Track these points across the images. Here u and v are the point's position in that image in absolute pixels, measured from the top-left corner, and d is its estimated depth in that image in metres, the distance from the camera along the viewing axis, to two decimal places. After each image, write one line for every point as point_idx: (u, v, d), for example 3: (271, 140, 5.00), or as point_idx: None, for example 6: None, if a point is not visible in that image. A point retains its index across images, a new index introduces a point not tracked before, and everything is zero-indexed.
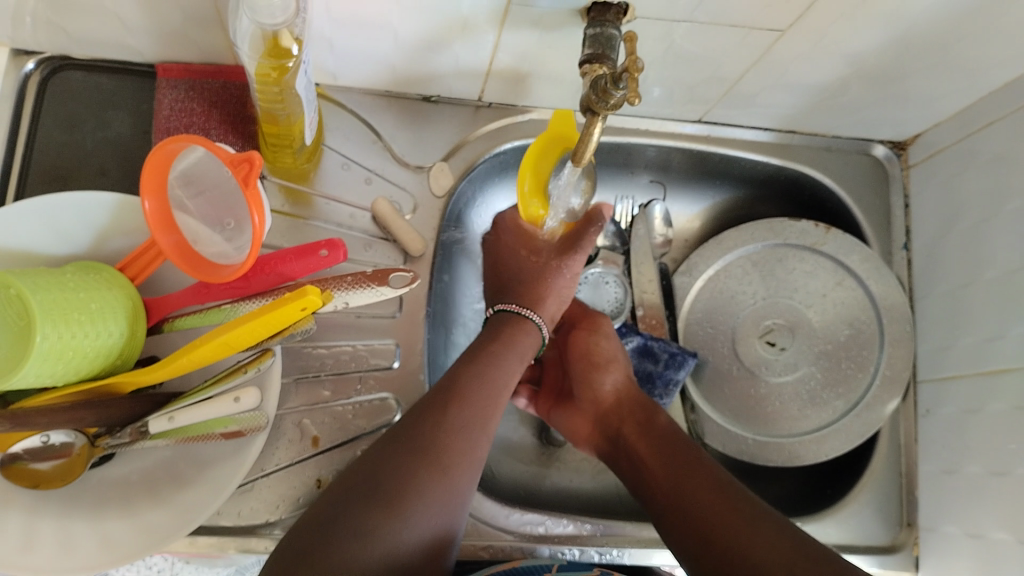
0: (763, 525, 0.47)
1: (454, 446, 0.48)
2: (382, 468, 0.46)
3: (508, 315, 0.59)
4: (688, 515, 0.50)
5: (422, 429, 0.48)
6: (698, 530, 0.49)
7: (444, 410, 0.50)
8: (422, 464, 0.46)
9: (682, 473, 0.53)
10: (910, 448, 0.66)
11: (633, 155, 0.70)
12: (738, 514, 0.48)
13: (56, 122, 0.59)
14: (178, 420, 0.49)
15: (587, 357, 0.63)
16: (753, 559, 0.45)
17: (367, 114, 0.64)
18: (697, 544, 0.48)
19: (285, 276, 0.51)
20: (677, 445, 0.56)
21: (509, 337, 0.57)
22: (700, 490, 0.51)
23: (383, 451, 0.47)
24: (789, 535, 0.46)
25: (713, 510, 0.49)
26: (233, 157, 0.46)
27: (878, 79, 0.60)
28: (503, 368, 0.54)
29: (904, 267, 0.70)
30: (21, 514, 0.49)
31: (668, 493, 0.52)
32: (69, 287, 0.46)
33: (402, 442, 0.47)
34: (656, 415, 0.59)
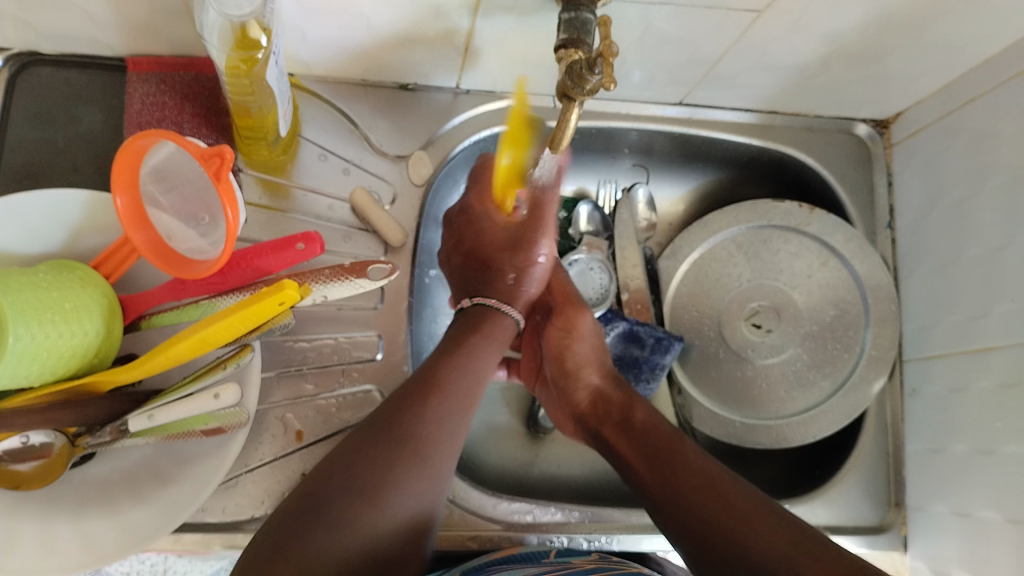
0: (759, 519, 0.45)
1: (435, 436, 0.47)
2: (361, 456, 0.44)
3: (480, 308, 0.57)
4: (682, 512, 0.48)
5: (403, 417, 0.47)
6: (694, 527, 0.47)
7: (425, 400, 0.48)
8: (403, 454, 0.45)
9: (666, 465, 0.52)
10: (897, 428, 0.66)
11: (614, 140, 0.69)
12: (724, 505, 0.47)
13: (25, 118, 0.58)
14: (158, 419, 0.49)
15: (559, 357, 0.62)
16: (748, 554, 0.43)
17: (343, 103, 0.63)
18: (694, 542, 0.47)
19: (262, 271, 0.50)
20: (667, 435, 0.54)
21: (487, 332, 0.56)
22: (690, 486, 0.49)
23: (362, 437, 0.46)
24: (785, 525, 0.44)
25: (706, 507, 0.47)
26: (203, 152, 0.45)
27: (858, 57, 0.59)
28: (482, 364, 0.53)
29: (888, 246, 0.70)
30: (0, 517, 0.49)
31: (659, 488, 0.51)
32: (41, 286, 0.46)
33: (382, 430, 0.46)
34: (635, 408, 0.58)
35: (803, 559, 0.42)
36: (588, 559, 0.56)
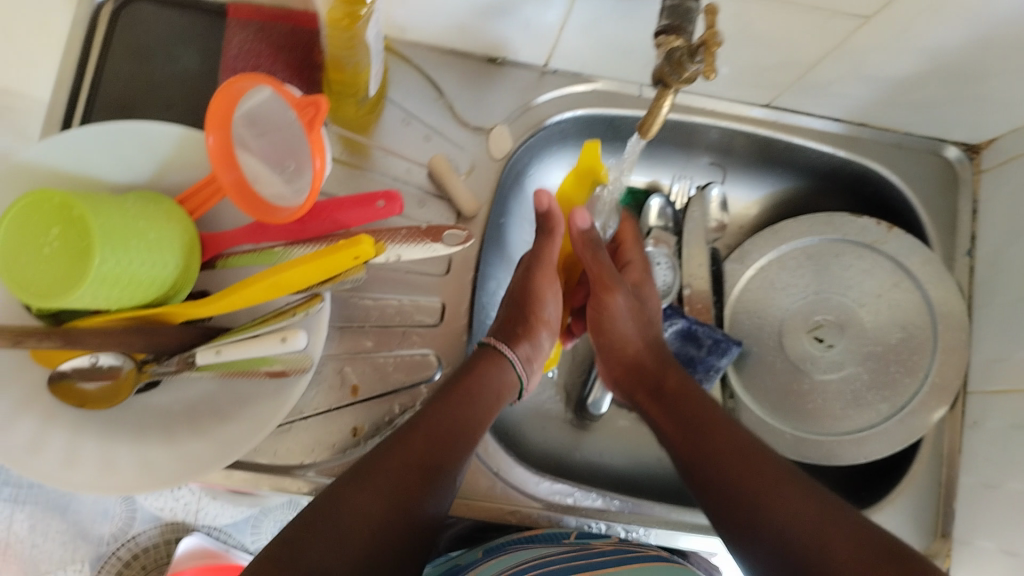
0: (787, 488, 0.48)
1: (417, 483, 0.49)
2: (357, 493, 0.47)
3: (487, 352, 0.58)
4: (713, 477, 0.52)
5: (403, 456, 0.49)
6: (726, 492, 0.50)
7: (409, 445, 0.50)
8: (384, 502, 0.47)
9: (698, 435, 0.54)
10: (952, 459, 0.65)
11: (695, 136, 0.69)
12: (758, 476, 0.50)
13: (125, 51, 0.60)
14: (224, 355, 0.50)
15: (598, 323, 0.63)
16: (778, 523, 0.47)
17: (432, 70, 0.63)
18: (725, 506, 0.50)
19: (339, 225, 0.51)
20: (700, 402, 0.57)
21: (484, 369, 0.57)
22: (722, 452, 0.52)
23: (362, 471, 0.48)
24: (814, 496, 0.48)
25: (734, 474, 0.51)
26: (298, 101, 0.46)
27: (959, 76, 0.58)
28: (479, 404, 0.54)
29: (966, 274, 0.68)
30: (66, 432, 0.51)
31: (693, 453, 0.54)
32: (130, 215, 0.47)
33: (382, 467, 0.48)
34: (667, 372, 0.60)
35: (829, 532, 0.45)
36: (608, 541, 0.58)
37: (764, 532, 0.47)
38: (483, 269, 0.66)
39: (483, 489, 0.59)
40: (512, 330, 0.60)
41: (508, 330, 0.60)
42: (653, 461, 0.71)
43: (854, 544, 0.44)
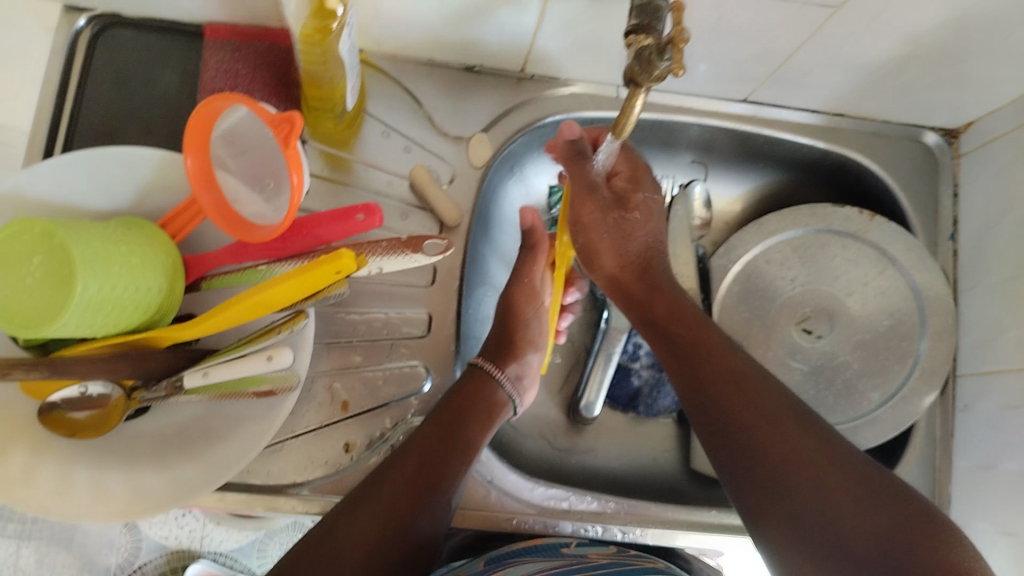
0: (786, 421, 0.48)
1: (409, 504, 0.50)
2: (349, 520, 0.48)
3: (474, 373, 0.58)
4: (713, 412, 0.50)
5: (398, 477, 0.50)
6: (721, 426, 0.50)
7: (405, 465, 0.51)
8: (378, 524, 0.48)
9: (691, 364, 0.53)
10: (946, 443, 0.65)
11: (675, 134, 0.69)
12: (753, 410, 0.49)
13: (102, 78, 0.60)
14: (212, 377, 0.50)
15: (585, 231, 0.59)
16: (777, 460, 0.46)
17: (409, 82, 0.64)
18: (722, 442, 0.49)
19: (321, 240, 0.51)
20: (695, 317, 0.56)
21: (468, 390, 0.57)
22: (718, 378, 0.51)
23: (359, 493, 0.49)
24: (813, 429, 0.47)
25: (730, 406, 0.50)
26: (273, 118, 0.46)
27: (934, 61, 0.58)
28: (468, 423, 0.55)
29: (950, 258, 0.68)
30: (57, 463, 0.51)
31: (689, 389, 0.53)
32: (111, 240, 0.47)
33: (376, 494, 0.49)
34: (655, 295, 0.57)
35: (829, 474, 0.44)
36: (605, 553, 0.57)
37: (759, 469, 0.47)
38: (469, 277, 0.66)
39: (479, 499, 0.59)
40: (499, 347, 0.61)
41: (494, 345, 0.61)
42: (650, 461, 0.70)
43: (859, 485, 0.43)
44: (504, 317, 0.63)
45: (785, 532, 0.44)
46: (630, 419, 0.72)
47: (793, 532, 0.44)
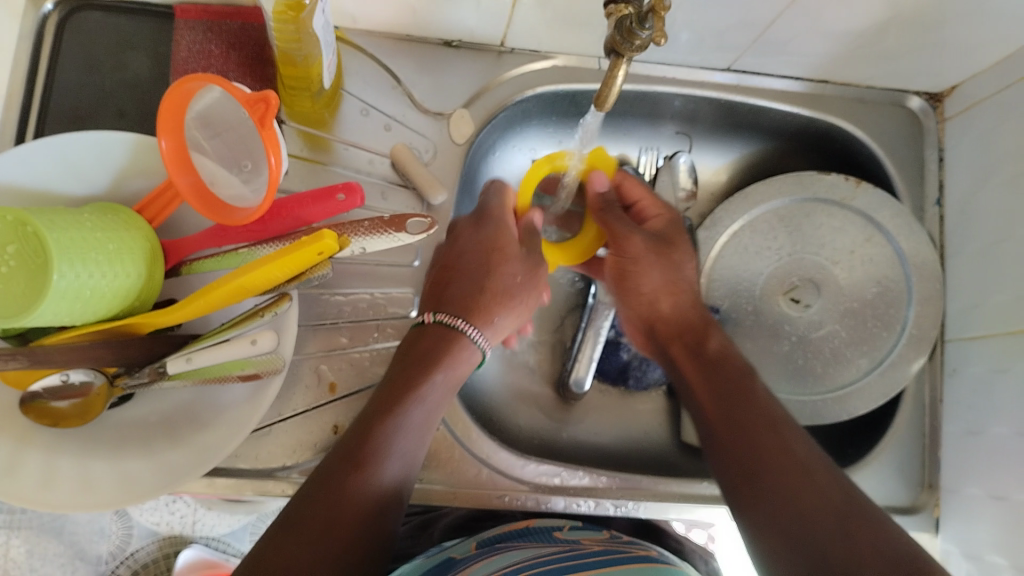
0: (816, 475, 0.46)
1: (350, 517, 0.45)
2: (289, 542, 0.43)
3: (448, 332, 0.53)
4: (741, 452, 0.49)
5: (338, 488, 0.46)
6: (749, 467, 0.48)
7: (346, 473, 0.46)
8: (322, 540, 0.44)
9: (735, 410, 0.51)
10: (935, 409, 0.65)
11: (658, 106, 0.68)
12: (790, 461, 0.47)
13: (72, 62, 0.59)
14: (195, 362, 0.49)
15: (667, 240, 0.61)
16: (804, 507, 0.44)
17: (386, 59, 0.63)
18: (747, 485, 0.47)
19: (302, 221, 0.50)
20: (737, 372, 0.54)
21: (438, 364, 0.52)
22: (755, 427, 0.50)
23: (304, 503, 0.45)
24: (844, 486, 0.45)
25: (761, 450, 0.48)
26: (248, 98, 0.45)
27: (915, 24, 0.58)
28: (418, 415, 0.50)
29: (937, 224, 0.68)
30: (41, 454, 0.50)
31: (722, 429, 0.51)
32: (86, 226, 0.46)
33: (314, 509, 0.45)
34: (707, 333, 0.58)
35: (858, 528, 0.42)
36: (597, 538, 0.57)
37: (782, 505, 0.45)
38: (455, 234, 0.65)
39: (470, 477, 0.58)
40: (485, 302, 0.56)
41: (481, 300, 0.56)
42: (641, 435, 0.70)
43: (882, 547, 0.41)
44: (511, 279, 0.57)
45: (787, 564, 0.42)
46: (620, 393, 0.72)
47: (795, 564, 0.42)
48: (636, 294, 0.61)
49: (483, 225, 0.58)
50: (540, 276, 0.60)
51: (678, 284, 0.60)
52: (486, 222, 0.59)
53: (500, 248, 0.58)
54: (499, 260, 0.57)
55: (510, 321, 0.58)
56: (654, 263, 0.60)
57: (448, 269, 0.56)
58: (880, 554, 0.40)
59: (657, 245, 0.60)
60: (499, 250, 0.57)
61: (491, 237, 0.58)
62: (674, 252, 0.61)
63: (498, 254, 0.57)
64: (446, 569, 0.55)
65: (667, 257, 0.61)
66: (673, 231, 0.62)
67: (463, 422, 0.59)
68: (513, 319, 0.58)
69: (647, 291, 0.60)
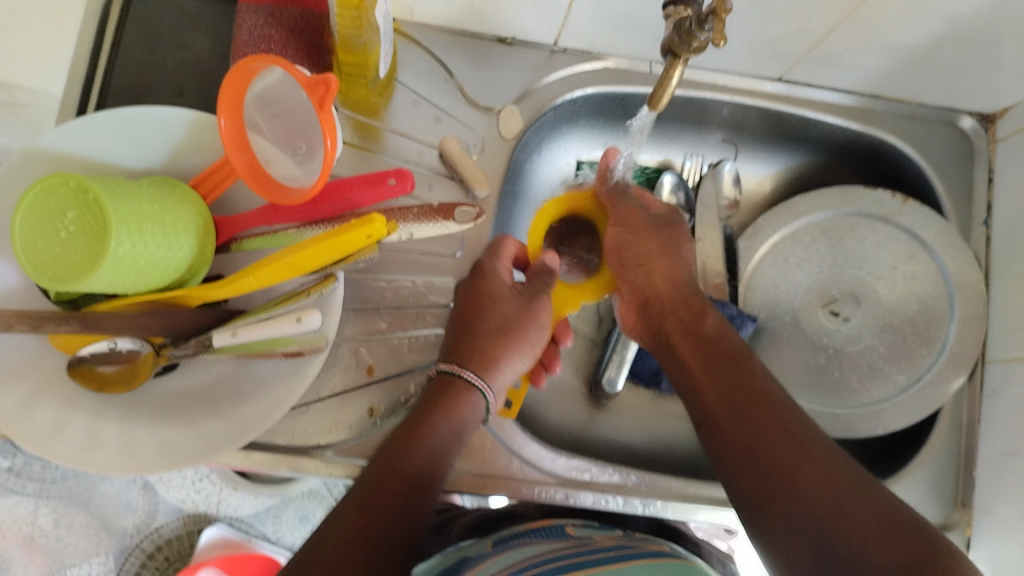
0: (816, 454, 0.45)
1: (383, 524, 0.46)
2: (329, 550, 0.44)
3: (448, 378, 0.53)
4: (740, 435, 0.48)
5: (372, 498, 0.47)
6: (750, 453, 0.47)
7: (379, 484, 0.48)
8: (359, 546, 0.45)
9: (731, 391, 0.50)
10: (971, 429, 0.65)
11: (706, 112, 0.69)
12: (787, 441, 0.46)
13: (136, 39, 0.60)
14: (240, 336, 0.50)
15: (666, 222, 0.60)
16: (806, 488, 0.43)
17: (440, 52, 0.63)
18: (749, 470, 0.46)
19: (352, 204, 0.51)
20: (732, 352, 0.53)
21: (444, 403, 0.52)
22: (751, 408, 0.49)
23: (341, 513, 0.47)
24: (849, 469, 0.44)
25: (760, 431, 0.47)
26: (308, 80, 0.46)
27: (973, 42, 0.57)
28: (444, 432, 0.51)
29: (983, 244, 0.68)
30: (87, 417, 0.51)
31: (720, 412, 0.50)
32: (144, 197, 0.47)
33: (349, 519, 0.46)
34: (705, 313, 0.56)
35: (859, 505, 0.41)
36: (612, 535, 0.58)
37: (786, 495, 0.44)
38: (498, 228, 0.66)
39: (501, 467, 0.59)
40: (488, 350, 0.54)
41: (486, 346, 0.54)
42: (670, 438, 0.71)
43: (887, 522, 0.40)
44: (508, 324, 0.55)
45: (796, 549, 0.42)
46: (652, 395, 0.72)
47: (808, 548, 0.41)
48: (636, 267, 0.58)
49: (484, 274, 0.56)
50: (539, 318, 0.57)
51: (674, 257, 0.58)
52: (492, 268, 0.57)
53: (498, 294, 0.56)
54: (499, 306, 0.55)
55: (512, 365, 0.56)
56: (653, 236, 0.58)
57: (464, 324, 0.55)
58: (883, 529, 0.40)
59: (661, 225, 0.59)
60: (500, 296, 0.55)
61: (491, 286, 0.56)
62: (672, 233, 0.59)
63: (499, 299, 0.55)
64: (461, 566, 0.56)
65: (669, 236, 0.59)
66: (672, 215, 0.61)
67: (497, 414, 0.60)
68: (516, 366, 0.56)
69: (647, 265, 0.58)
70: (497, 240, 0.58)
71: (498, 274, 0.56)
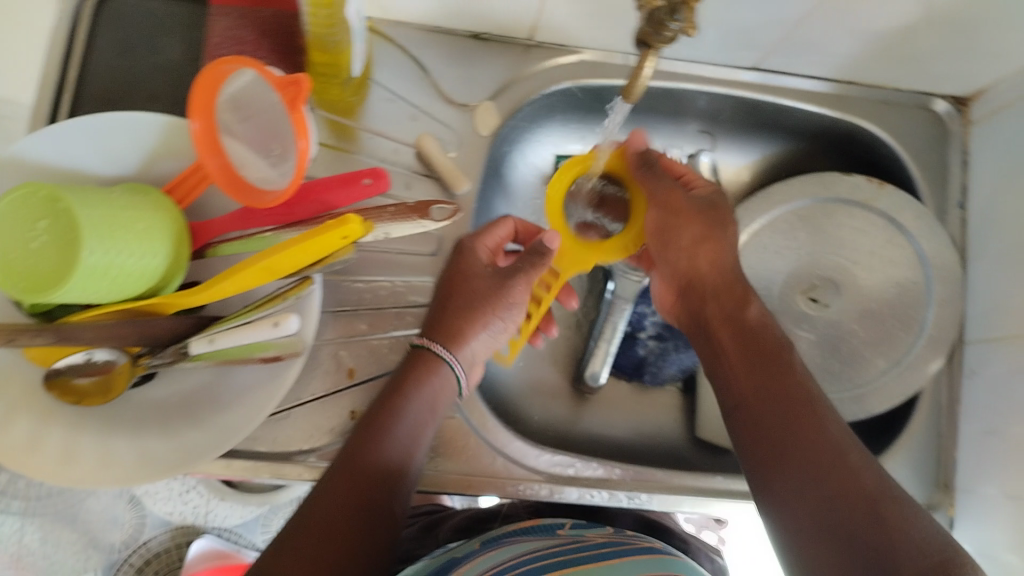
0: (847, 466, 0.45)
1: (350, 513, 0.46)
2: (293, 544, 0.45)
3: (424, 356, 0.53)
4: (772, 432, 0.48)
5: (334, 487, 0.47)
6: (780, 451, 0.47)
7: (343, 472, 0.48)
8: (326, 538, 0.45)
9: (767, 387, 0.50)
10: (952, 410, 0.65)
11: (682, 104, 0.69)
12: (826, 448, 0.46)
13: (107, 44, 0.60)
14: (217, 343, 0.49)
15: (708, 203, 0.57)
16: (838, 504, 0.44)
17: (415, 50, 0.63)
18: (777, 467, 0.47)
19: (328, 204, 0.51)
20: (773, 344, 0.52)
21: (414, 380, 0.52)
22: (785, 407, 0.49)
23: (306, 504, 0.47)
24: (888, 492, 0.44)
25: (793, 432, 0.47)
26: (280, 80, 0.47)
27: (948, 24, 0.58)
28: (409, 417, 0.50)
29: (958, 226, 0.68)
30: (63, 430, 0.50)
31: (755, 402, 0.50)
32: (116, 205, 0.46)
33: (313, 509, 0.46)
34: (746, 302, 0.55)
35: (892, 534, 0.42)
36: (601, 532, 0.58)
37: (813, 490, 0.45)
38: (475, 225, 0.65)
39: (485, 465, 0.58)
40: (456, 324, 0.54)
41: (456, 323, 0.54)
42: (654, 430, 0.70)
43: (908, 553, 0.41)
44: (477, 301, 0.54)
45: (817, 554, 0.43)
46: (636, 388, 0.72)
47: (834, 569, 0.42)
48: (675, 250, 0.56)
49: (463, 253, 0.57)
50: (510, 294, 0.55)
51: (722, 245, 0.56)
52: (473, 247, 0.57)
53: (473, 272, 0.56)
54: (471, 283, 0.55)
55: (483, 343, 0.56)
56: (696, 220, 0.56)
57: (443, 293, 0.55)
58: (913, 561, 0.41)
59: (701, 208, 0.56)
60: (475, 275, 0.56)
61: (469, 265, 0.56)
62: (717, 215, 0.57)
63: (474, 278, 0.55)
64: (449, 568, 0.55)
65: (713, 219, 0.56)
66: (719, 198, 0.58)
67: (478, 411, 0.60)
68: (484, 344, 0.56)
69: (687, 249, 0.56)
70: (492, 222, 0.59)
71: (478, 254, 0.57)
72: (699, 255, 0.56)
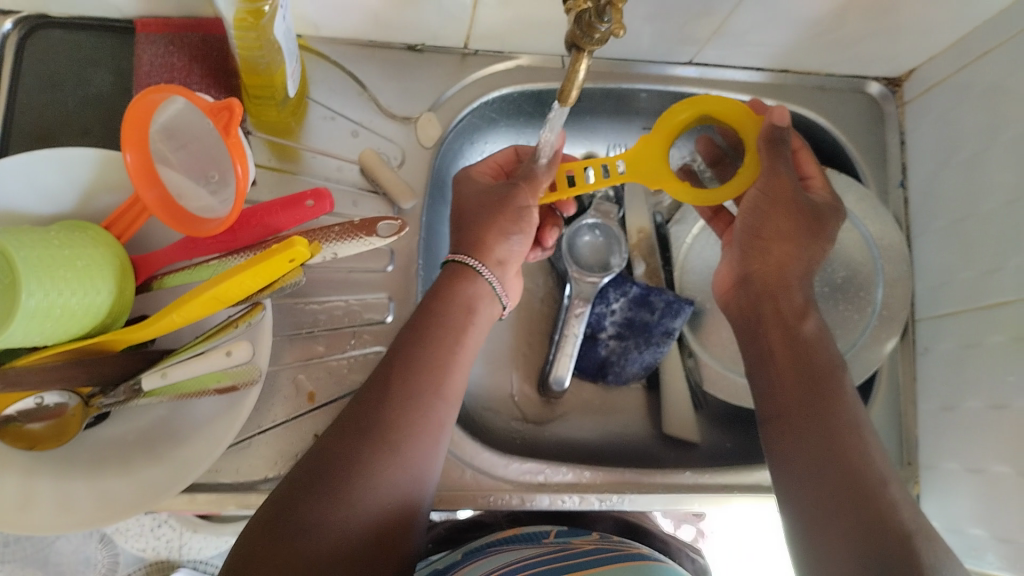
0: (866, 477, 0.47)
1: (400, 421, 0.49)
2: (337, 445, 0.47)
3: (451, 268, 0.56)
4: (815, 419, 0.50)
5: (377, 393, 0.49)
6: (809, 413, 0.50)
7: (387, 384, 0.50)
8: (370, 442, 0.47)
9: (811, 377, 0.52)
10: (909, 387, 0.66)
11: (624, 103, 0.69)
12: (851, 435, 0.49)
13: (33, 81, 0.58)
14: (170, 377, 0.49)
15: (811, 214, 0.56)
16: (856, 489, 0.46)
17: (352, 66, 0.63)
18: (797, 432, 0.50)
19: (272, 228, 0.50)
20: (827, 364, 0.53)
21: (445, 291, 0.54)
22: (825, 403, 0.50)
23: (349, 410, 0.49)
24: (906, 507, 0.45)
25: (835, 427, 0.49)
26: (212, 106, 0.45)
27: (872, 9, 0.59)
28: (449, 332, 0.53)
29: (901, 204, 0.69)
30: (18, 475, 0.49)
31: (788, 362, 0.53)
32: (54, 244, 0.45)
33: (355, 413, 0.49)
34: (806, 316, 0.55)
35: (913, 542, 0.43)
36: (587, 538, 0.58)
37: (824, 458, 0.48)
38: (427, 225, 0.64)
39: (454, 479, 0.58)
40: (477, 235, 0.56)
41: (476, 236, 0.56)
42: (621, 429, 0.71)
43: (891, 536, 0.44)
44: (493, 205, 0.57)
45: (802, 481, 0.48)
46: (601, 387, 0.72)
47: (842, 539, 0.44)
48: (761, 255, 0.57)
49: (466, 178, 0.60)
50: (516, 204, 0.56)
51: (802, 249, 0.56)
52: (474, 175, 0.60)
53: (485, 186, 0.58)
54: (481, 197, 0.58)
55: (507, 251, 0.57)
56: (794, 219, 0.55)
57: (459, 211, 0.58)
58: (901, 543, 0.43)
59: (811, 217, 0.56)
60: (484, 188, 0.58)
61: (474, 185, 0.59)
62: (822, 228, 0.57)
63: (486, 194, 0.57)
64: None
65: (815, 234, 0.56)
66: (828, 213, 0.58)
67: None
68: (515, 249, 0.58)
69: (777, 257, 0.56)
70: None
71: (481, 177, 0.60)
72: (773, 249, 0.56)
